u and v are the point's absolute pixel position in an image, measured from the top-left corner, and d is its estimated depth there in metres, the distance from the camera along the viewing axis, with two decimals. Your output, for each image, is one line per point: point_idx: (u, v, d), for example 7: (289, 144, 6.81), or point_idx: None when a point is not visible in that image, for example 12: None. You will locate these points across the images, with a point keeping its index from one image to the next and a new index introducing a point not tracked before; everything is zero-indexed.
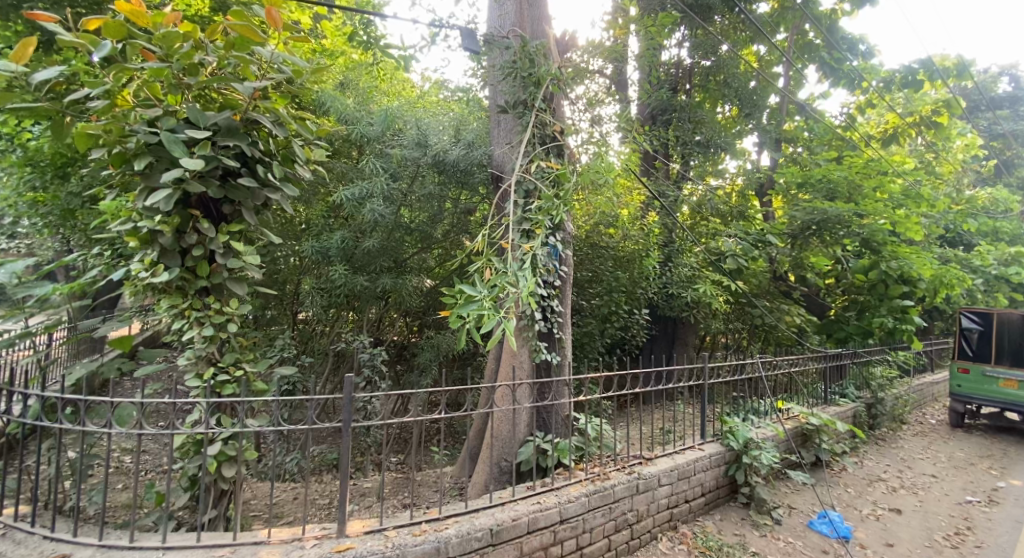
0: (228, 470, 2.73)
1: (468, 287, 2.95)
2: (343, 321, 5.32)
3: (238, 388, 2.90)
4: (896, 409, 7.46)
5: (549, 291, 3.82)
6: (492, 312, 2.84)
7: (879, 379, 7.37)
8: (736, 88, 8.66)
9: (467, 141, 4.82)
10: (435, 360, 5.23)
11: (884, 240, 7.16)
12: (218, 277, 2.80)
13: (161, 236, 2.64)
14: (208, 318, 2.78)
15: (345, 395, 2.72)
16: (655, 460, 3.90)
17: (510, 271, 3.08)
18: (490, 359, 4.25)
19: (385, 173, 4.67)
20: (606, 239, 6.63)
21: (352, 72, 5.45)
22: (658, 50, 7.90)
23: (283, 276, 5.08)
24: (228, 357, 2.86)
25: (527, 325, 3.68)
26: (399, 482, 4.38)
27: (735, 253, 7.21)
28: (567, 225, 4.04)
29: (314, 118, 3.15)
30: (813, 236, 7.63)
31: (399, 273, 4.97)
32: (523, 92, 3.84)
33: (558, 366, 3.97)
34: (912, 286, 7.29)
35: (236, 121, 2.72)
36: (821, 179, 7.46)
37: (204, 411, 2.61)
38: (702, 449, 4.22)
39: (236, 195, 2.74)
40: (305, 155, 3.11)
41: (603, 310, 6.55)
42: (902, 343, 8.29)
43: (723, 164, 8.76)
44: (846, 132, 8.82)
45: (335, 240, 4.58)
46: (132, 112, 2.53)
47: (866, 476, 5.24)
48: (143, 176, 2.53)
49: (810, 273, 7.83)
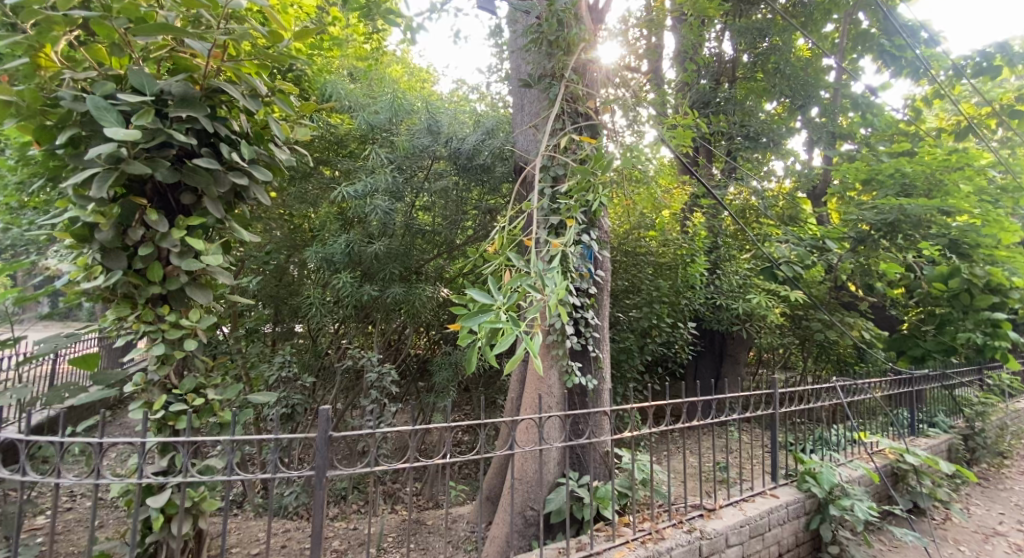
0: (179, 529, 2.08)
1: (479, 293, 2.23)
2: (353, 336, 4.74)
3: (200, 421, 2.28)
4: (999, 442, 6.41)
5: (582, 299, 3.18)
6: (510, 325, 2.11)
7: (975, 405, 6.35)
8: (789, 76, 7.66)
9: (487, 129, 4.31)
10: (454, 380, 4.65)
11: (976, 241, 6.25)
12: (175, 283, 2.17)
13: (99, 230, 2.06)
14: (161, 333, 2.16)
15: (319, 432, 2.09)
16: (719, 512, 3.16)
17: (534, 271, 2.41)
18: (513, 383, 3.62)
19: (390, 165, 4.19)
20: (646, 243, 5.89)
21: (366, 66, 5.06)
22: (699, 40, 7.28)
23: (287, 285, 4.61)
24: (186, 383, 2.22)
25: (557, 342, 3.10)
26: (407, 528, 3.81)
27: (791, 259, 6.35)
28: (603, 221, 3.41)
29: (298, 92, 2.60)
30: (881, 240, 6.40)
31: (413, 282, 4.38)
32: (550, 62, 3.27)
33: (596, 392, 3.31)
34: (1003, 296, 6.37)
35: (194, 88, 2.17)
36: (891, 174, 6.43)
37: (141, 453, 1.96)
38: (776, 497, 3.46)
39: (194, 180, 2.16)
40: (287, 135, 2.56)
41: (643, 323, 5.78)
42: (995, 362, 7.22)
43: (769, 166, 7.97)
44: (910, 127, 7.91)
45: (339, 244, 4.05)
46: (62, 77, 2.00)
47: (978, 529, 4.36)
48: (74, 156, 2.00)
49: (879, 282, 6.86)
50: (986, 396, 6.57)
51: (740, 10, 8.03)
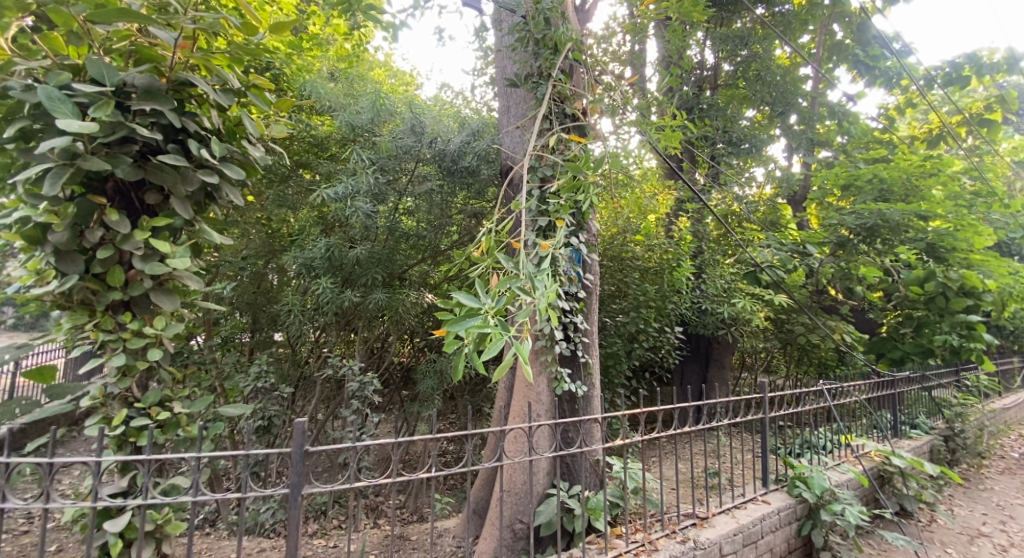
0: (139, 556, 1.90)
1: (466, 296, 2.09)
2: (333, 344, 4.58)
3: (164, 437, 2.12)
4: (978, 442, 6.53)
5: (571, 303, 3.11)
6: (500, 330, 1.98)
7: (955, 406, 6.46)
8: (769, 84, 7.73)
9: (473, 131, 4.24)
10: (438, 389, 4.53)
11: (952, 245, 6.35)
12: (139, 288, 2.02)
13: (52, 231, 1.90)
14: (122, 343, 2.01)
15: (294, 448, 1.95)
16: (711, 520, 3.11)
17: (524, 273, 2.31)
18: (501, 391, 3.52)
19: (371, 166, 4.06)
20: (632, 248, 5.87)
21: (346, 67, 4.92)
22: (682, 47, 7.32)
23: (265, 291, 4.45)
24: (149, 397, 2.06)
25: (545, 347, 3.01)
26: (393, 544, 3.67)
27: (773, 264, 6.38)
28: (592, 223, 3.35)
29: (274, 87, 2.45)
30: (863, 243, 6.56)
31: (396, 288, 4.25)
32: (537, 61, 3.21)
33: (586, 399, 3.24)
34: (976, 299, 6.33)
35: (159, 81, 2.00)
36: (869, 180, 6.49)
37: (97, 473, 1.81)
38: (768, 503, 3.43)
39: (159, 178, 2.00)
40: (261, 133, 2.40)
41: (630, 329, 5.72)
42: (971, 364, 7.37)
43: (750, 172, 8.07)
44: (885, 135, 8.04)
45: (318, 248, 3.92)
46: (14, 66, 1.84)
47: (964, 530, 4.40)
48: (25, 151, 1.84)
49: (859, 286, 6.87)
50: (964, 397, 6.69)
51: (721, 18, 8.10)
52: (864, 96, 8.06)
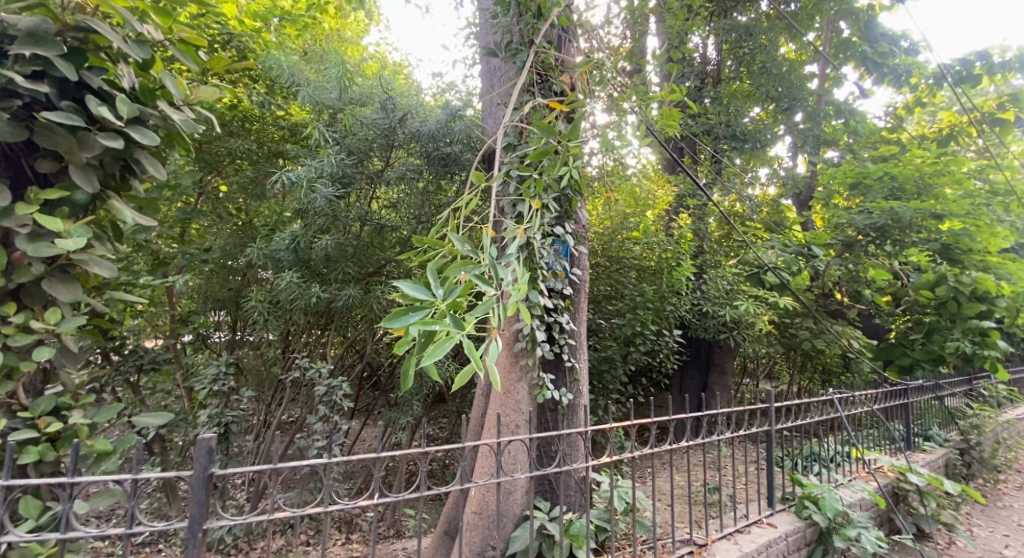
0: None
1: (415, 286, 1.74)
2: (303, 345, 4.24)
3: (59, 453, 1.77)
4: (995, 456, 6.17)
5: (555, 300, 2.77)
6: (451, 330, 1.62)
7: (970, 417, 6.11)
8: (774, 77, 7.37)
9: (451, 112, 3.88)
10: (416, 394, 4.18)
11: (969, 247, 5.84)
12: (26, 274, 1.68)
13: None
14: (2, 340, 1.65)
15: (196, 472, 1.62)
16: (711, 547, 2.76)
17: (491, 262, 1.96)
18: (477, 398, 3.17)
19: (337, 146, 3.77)
20: (628, 245, 5.47)
21: (318, 47, 4.57)
22: (685, 37, 6.96)
23: (228, 286, 4.10)
24: (40, 404, 1.73)
25: (526, 350, 2.68)
26: None
27: (777, 265, 6.04)
28: (579, 212, 3.01)
29: (206, 44, 2.13)
30: (872, 244, 6.18)
31: (369, 284, 3.91)
32: (520, 28, 2.90)
33: (571, 408, 2.90)
34: (989, 304, 5.83)
35: (51, 24, 1.67)
36: (879, 178, 6.10)
37: None
38: (775, 526, 3.08)
39: (50, 141, 1.67)
40: (187, 96, 2.07)
41: (626, 331, 5.36)
42: (984, 372, 7.02)
43: (754, 172, 7.72)
44: (892, 135, 7.71)
45: (283, 240, 3.62)
46: None
47: (985, 554, 4.06)
48: None
49: (867, 290, 6.46)
50: (978, 408, 6.33)
51: (724, 9, 7.74)
52: (872, 93, 7.74)
